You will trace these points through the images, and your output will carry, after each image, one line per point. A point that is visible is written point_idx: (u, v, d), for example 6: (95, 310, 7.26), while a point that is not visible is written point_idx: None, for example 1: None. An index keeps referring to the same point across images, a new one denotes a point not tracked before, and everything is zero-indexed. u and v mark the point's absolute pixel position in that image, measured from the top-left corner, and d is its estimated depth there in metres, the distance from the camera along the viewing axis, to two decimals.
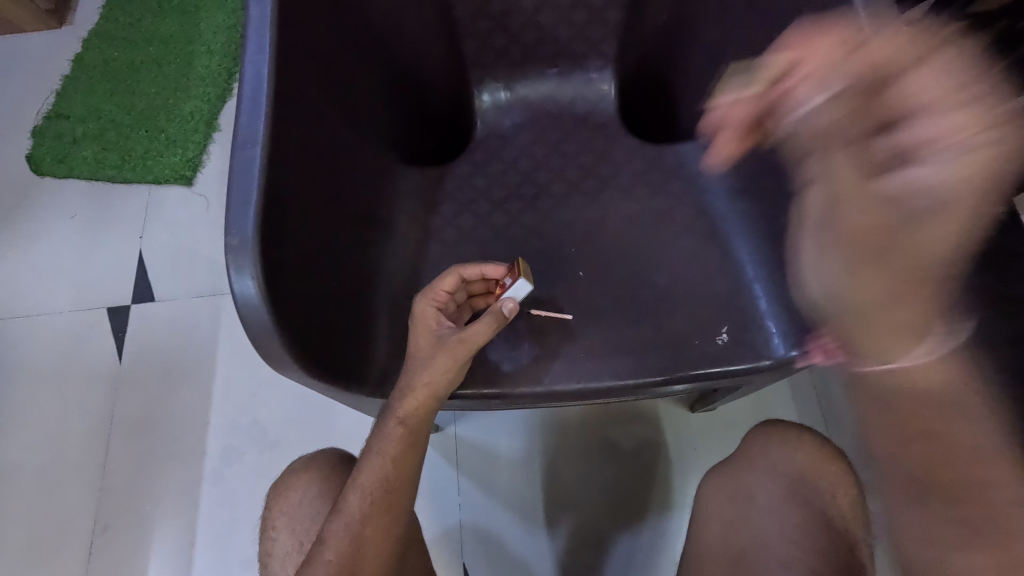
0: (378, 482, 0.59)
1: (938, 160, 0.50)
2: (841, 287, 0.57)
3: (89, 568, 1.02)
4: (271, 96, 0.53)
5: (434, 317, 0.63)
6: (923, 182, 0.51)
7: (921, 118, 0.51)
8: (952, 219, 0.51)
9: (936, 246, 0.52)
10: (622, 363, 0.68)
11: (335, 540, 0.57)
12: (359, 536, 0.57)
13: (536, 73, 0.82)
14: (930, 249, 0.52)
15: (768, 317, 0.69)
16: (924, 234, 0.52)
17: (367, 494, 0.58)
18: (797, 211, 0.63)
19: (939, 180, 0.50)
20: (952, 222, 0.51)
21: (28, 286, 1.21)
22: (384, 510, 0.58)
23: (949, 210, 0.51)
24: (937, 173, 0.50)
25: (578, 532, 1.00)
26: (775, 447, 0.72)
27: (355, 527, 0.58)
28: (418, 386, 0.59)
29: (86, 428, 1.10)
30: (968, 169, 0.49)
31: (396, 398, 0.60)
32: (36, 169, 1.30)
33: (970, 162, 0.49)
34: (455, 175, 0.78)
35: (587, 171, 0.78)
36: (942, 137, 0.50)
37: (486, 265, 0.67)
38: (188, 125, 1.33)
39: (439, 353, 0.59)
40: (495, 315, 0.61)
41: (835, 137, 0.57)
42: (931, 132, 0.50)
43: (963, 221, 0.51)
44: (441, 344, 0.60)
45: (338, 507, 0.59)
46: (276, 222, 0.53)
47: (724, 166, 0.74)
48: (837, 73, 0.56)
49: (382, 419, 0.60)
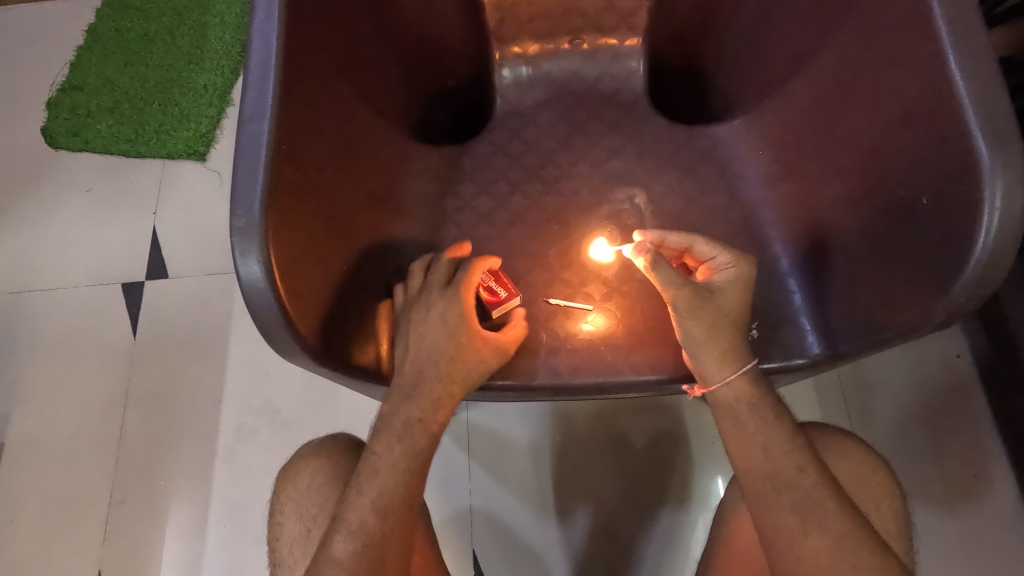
0: (388, 492, 0.55)
1: (720, 268, 0.61)
2: (889, 287, 0.53)
3: (105, 540, 1.03)
4: (280, 67, 0.50)
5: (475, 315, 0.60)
6: (714, 283, 0.60)
7: (701, 244, 0.62)
8: (744, 292, 0.60)
9: (733, 311, 0.59)
10: (641, 356, 0.66)
11: (347, 560, 0.52)
12: (376, 555, 0.53)
13: (560, 46, 0.77)
14: (729, 313, 0.59)
15: (801, 313, 0.65)
16: (720, 302, 0.59)
17: (379, 506, 0.54)
18: (841, 198, 0.59)
19: (730, 276, 0.60)
20: (742, 298, 0.59)
21: (44, 261, 1.20)
22: (400, 518, 0.55)
23: (737, 285, 0.59)
24: (726, 271, 0.60)
25: (591, 523, 0.98)
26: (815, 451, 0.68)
27: (369, 537, 0.53)
28: (461, 386, 0.59)
29: (102, 401, 1.11)
30: (749, 265, 0.60)
31: (419, 406, 0.57)
32: (51, 142, 1.29)
33: (735, 271, 0.60)
34: (473, 155, 0.75)
35: (613, 153, 0.73)
36: (722, 255, 0.61)
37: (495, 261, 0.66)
38: (202, 99, 1.31)
39: (482, 354, 0.60)
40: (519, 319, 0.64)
41: (892, 120, 0.52)
42: (716, 253, 0.61)
43: (742, 292, 0.60)
44: (488, 342, 0.60)
45: (343, 523, 0.54)
46: (284, 202, 0.50)
47: (760, 150, 0.70)
48: (899, 48, 0.51)
49: (390, 424, 0.57)
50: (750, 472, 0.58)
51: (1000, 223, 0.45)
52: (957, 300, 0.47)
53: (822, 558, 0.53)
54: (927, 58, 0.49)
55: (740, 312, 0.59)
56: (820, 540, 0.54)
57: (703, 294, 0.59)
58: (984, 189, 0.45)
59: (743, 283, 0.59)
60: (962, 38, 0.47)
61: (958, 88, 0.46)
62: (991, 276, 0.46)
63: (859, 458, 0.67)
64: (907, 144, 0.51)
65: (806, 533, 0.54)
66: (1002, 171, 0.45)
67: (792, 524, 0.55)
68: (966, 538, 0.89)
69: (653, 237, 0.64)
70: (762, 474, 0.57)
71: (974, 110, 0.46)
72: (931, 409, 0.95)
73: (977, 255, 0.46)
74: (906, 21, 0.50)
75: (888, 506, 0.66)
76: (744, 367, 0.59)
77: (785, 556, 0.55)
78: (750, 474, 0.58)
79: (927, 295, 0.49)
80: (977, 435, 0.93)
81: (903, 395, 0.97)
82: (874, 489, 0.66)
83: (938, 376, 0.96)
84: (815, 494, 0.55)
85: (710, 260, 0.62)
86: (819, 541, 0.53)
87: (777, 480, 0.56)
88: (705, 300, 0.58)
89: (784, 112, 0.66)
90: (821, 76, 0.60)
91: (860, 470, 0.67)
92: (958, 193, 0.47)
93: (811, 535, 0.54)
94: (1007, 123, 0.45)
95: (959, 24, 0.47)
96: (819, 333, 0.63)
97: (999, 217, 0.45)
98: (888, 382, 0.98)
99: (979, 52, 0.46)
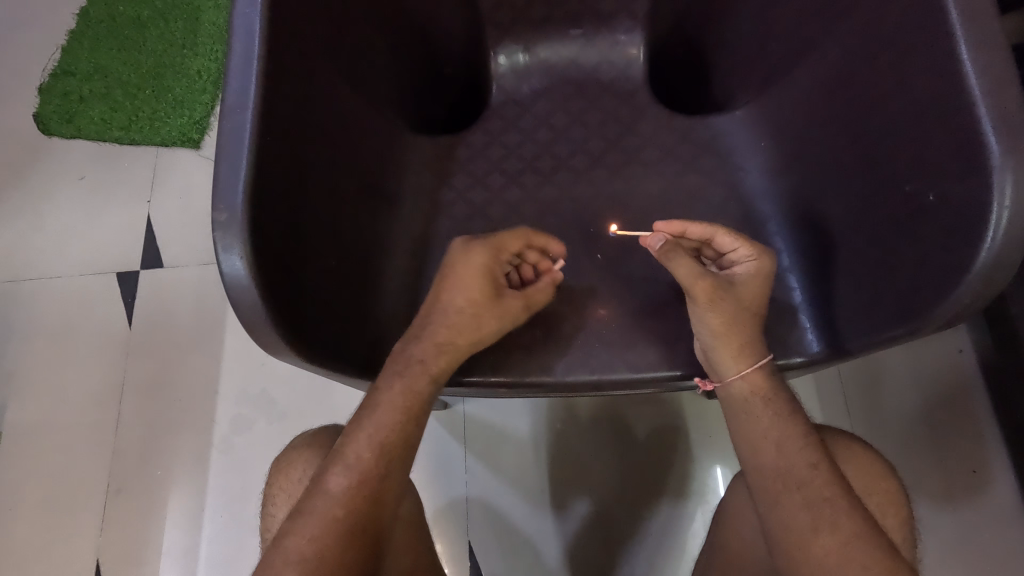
0: (393, 437, 0.54)
1: (740, 261, 0.61)
2: (893, 284, 0.52)
3: (103, 528, 1.03)
4: (264, 55, 0.49)
5: (495, 270, 0.60)
6: (735, 276, 0.60)
7: (723, 237, 0.61)
8: (763, 286, 0.59)
9: (755, 303, 0.59)
10: (639, 353, 0.65)
11: (343, 496, 0.52)
12: (373, 495, 0.53)
13: (558, 33, 0.75)
14: (748, 305, 0.59)
15: (802, 311, 0.63)
16: (740, 295, 0.59)
17: (382, 450, 0.54)
18: (845, 192, 0.57)
19: (748, 270, 0.60)
20: (762, 290, 0.59)
21: (39, 249, 1.19)
22: (369, 494, 0.53)
23: (755, 278, 0.59)
24: (746, 265, 0.60)
25: (587, 513, 0.98)
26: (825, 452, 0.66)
27: (335, 509, 0.51)
28: (463, 339, 0.58)
29: (98, 391, 1.10)
30: (770, 258, 0.60)
31: (424, 348, 0.57)
32: (44, 128, 1.27)
33: (755, 265, 0.60)
34: (468, 145, 0.73)
35: (611, 144, 0.71)
36: (744, 247, 0.60)
37: (552, 239, 0.63)
38: (196, 85, 1.28)
39: (498, 311, 0.59)
40: (551, 281, 0.63)
41: (897, 113, 0.51)
42: (737, 247, 0.60)
43: (762, 285, 0.60)
44: (501, 300, 0.59)
45: (343, 459, 0.53)
46: (268, 194, 0.49)
47: (762, 143, 0.68)
48: (906, 37, 0.49)
49: (395, 362, 0.56)
50: (760, 470, 0.57)
51: (1009, 220, 0.44)
52: (962, 299, 0.46)
53: (832, 559, 0.52)
54: (936, 48, 0.47)
55: (758, 305, 0.59)
56: (831, 539, 0.52)
57: (724, 288, 0.59)
58: (993, 185, 0.44)
59: (763, 276, 0.60)
60: (973, 27, 0.45)
61: (969, 80, 0.45)
62: (999, 274, 0.44)
63: (864, 460, 0.66)
64: (913, 137, 0.50)
65: (816, 532, 0.53)
66: (1012, 166, 0.43)
67: (803, 523, 0.53)
68: (967, 534, 0.88)
69: (674, 228, 0.61)
70: (775, 471, 0.56)
71: (984, 104, 0.44)
72: (931, 402, 0.94)
73: (984, 252, 0.44)
74: (916, 8, 0.48)
75: (893, 507, 0.65)
76: (758, 360, 0.59)
77: (790, 556, 0.54)
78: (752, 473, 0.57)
79: (932, 293, 0.48)
80: (978, 428, 0.91)
81: (902, 390, 0.97)
82: (880, 497, 0.65)
83: (939, 375, 0.95)
84: (827, 493, 0.54)
85: (731, 252, 0.61)
86: (831, 540, 0.52)
87: (788, 477, 0.55)
88: (725, 293, 0.58)
89: (787, 103, 0.64)
90: (825, 66, 0.58)
91: (863, 471, 0.65)
92: (966, 189, 0.46)
93: (821, 533, 0.53)
94: (1019, 115, 0.43)
95: (971, 12, 0.45)
96: (819, 331, 0.61)
97: (1006, 214, 0.43)
98: (888, 377, 0.98)
99: (990, 41, 0.44)
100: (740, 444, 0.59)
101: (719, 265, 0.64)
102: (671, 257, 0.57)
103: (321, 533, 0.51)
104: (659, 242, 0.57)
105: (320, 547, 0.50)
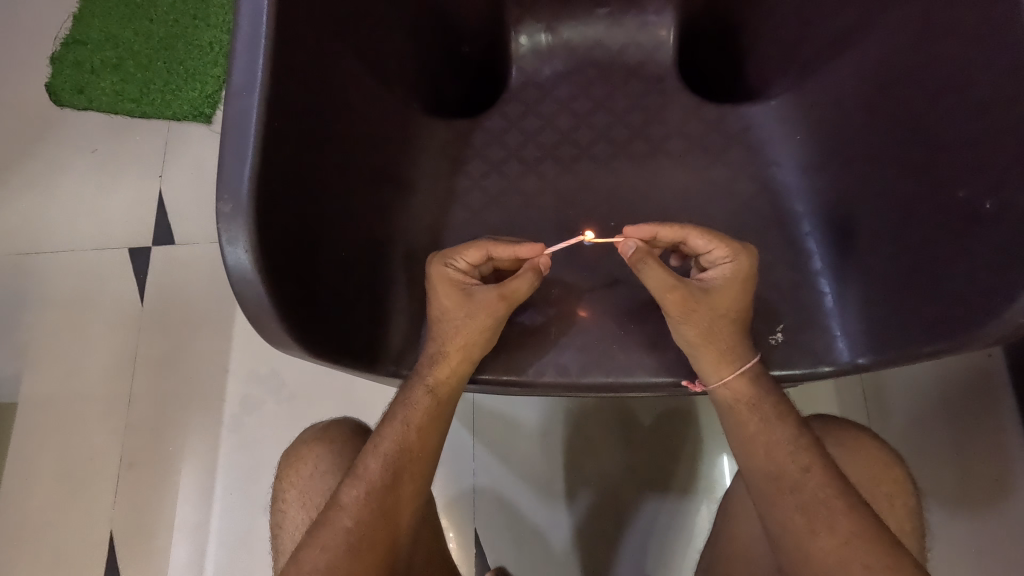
0: (400, 450, 0.57)
1: (716, 263, 0.58)
2: (937, 296, 0.48)
3: (116, 502, 1.05)
4: (273, 34, 0.46)
5: (461, 275, 0.59)
6: (709, 282, 0.57)
7: (695, 239, 0.58)
8: (743, 288, 0.56)
9: (732, 310, 0.56)
10: (653, 351, 0.62)
11: (353, 506, 0.56)
12: (380, 506, 0.56)
13: (583, 12, 0.71)
14: (722, 312, 0.56)
15: (833, 318, 0.60)
16: (713, 301, 0.56)
17: (389, 464, 0.57)
18: (889, 194, 0.53)
19: (723, 274, 0.57)
20: (739, 295, 0.56)
21: (50, 224, 1.19)
22: (377, 510, 0.56)
23: (730, 282, 0.56)
24: (722, 269, 0.57)
25: (597, 504, 0.97)
26: (837, 448, 0.63)
27: (350, 524, 0.55)
28: (450, 350, 0.58)
29: (111, 367, 1.11)
30: (747, 260, 0.56)
31: (422, 363, 0.59)
32: (55, 99, 1.25)
33: (730, 269, 0.57)
34: (484, 129, 0.69)
35: (635, 133, 0.68)
36: (718, 250, 0.57)
37: (521, 245, 0.59)
38: (208, 57, 1.26)
39: (475, 312, 0.58)
40: (535, 273, 0.59)
41: (952, 112, 0.47)
42: (712, 248, 0.57)
43: (741, 288, 0.56)
44: (473, 300, 0.58)
45: (354, 473, 0.57)
46: (275, 182, 0.47)
47: (797, 136, 0.64)
48: (970, 28, 0.45)
49: (408, 381, 0.59)
50: (760, 472, 0.56)
51: None
52: (1015, 316, 0.43)
53: (832, 559, 0.51)
54: (1004, 42, 0.43)
55: (735, 310, 0.57)
56: (828, 540, 0.52)
57: (696, 295, 0.56)
58: None
59: (739, 281, 0.56)
60: None
61: None
62: None
63: (879, 455, 0.63)
64: (970, 139, 0.46)
65: (814, 535, 0.52)
66: None
67: (800, 525, 0.53)
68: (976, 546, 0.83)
69: (645, 232, 0.59)
70: (779, 473, 0.55)
71: None
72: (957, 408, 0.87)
73: None
74: None
75: (908, 508, 0.62)
76: (741, 367, 0.57)
77: (791, 555, 0.53)
78: (759, 474, 0.56)
79: (983, 309, 0.45)
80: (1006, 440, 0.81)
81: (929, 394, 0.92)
82: (889, 488, 0.62)
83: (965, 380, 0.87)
84: (822, 496, 0.53)
85: (707, 254, 0.58)
86: (830, 541, 0.52)
87: (786, 480, 0.54)
88: (699, 300, 0.56)
89: (829, 95, 0.60)
90: (874, 57, 0.54)
91: (878, 467, 0.63)
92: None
93: (819, 536, 0.52)
94: None
95: None
96: (851, 340, 0.58)
97: None
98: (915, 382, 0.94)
99: None
100: (749, 446, 0.57)
101: (700, 265, 0.61)
102: (642, 268, 0.55)
103: (333, 545, 0.54)
104: (630, 249, 0.56)
105: (334, 554, 0.54)
